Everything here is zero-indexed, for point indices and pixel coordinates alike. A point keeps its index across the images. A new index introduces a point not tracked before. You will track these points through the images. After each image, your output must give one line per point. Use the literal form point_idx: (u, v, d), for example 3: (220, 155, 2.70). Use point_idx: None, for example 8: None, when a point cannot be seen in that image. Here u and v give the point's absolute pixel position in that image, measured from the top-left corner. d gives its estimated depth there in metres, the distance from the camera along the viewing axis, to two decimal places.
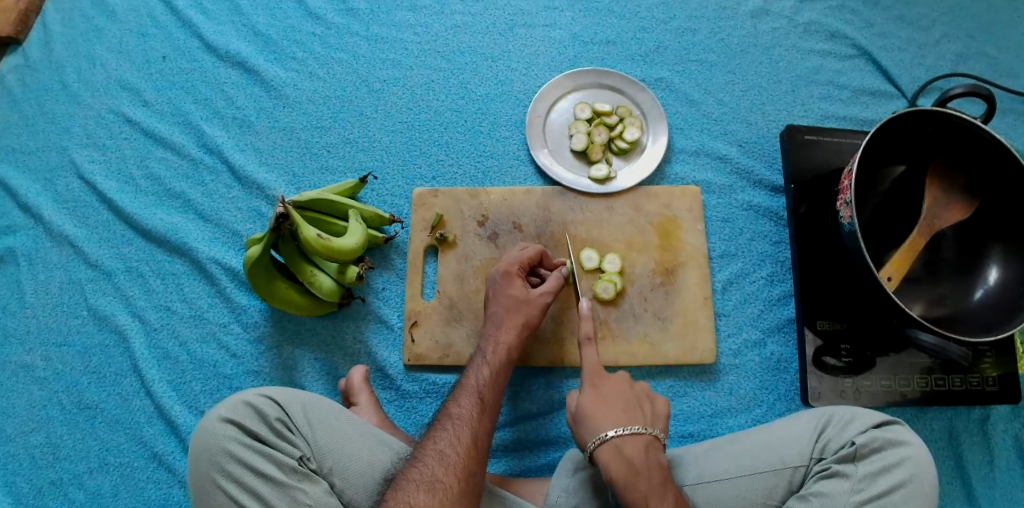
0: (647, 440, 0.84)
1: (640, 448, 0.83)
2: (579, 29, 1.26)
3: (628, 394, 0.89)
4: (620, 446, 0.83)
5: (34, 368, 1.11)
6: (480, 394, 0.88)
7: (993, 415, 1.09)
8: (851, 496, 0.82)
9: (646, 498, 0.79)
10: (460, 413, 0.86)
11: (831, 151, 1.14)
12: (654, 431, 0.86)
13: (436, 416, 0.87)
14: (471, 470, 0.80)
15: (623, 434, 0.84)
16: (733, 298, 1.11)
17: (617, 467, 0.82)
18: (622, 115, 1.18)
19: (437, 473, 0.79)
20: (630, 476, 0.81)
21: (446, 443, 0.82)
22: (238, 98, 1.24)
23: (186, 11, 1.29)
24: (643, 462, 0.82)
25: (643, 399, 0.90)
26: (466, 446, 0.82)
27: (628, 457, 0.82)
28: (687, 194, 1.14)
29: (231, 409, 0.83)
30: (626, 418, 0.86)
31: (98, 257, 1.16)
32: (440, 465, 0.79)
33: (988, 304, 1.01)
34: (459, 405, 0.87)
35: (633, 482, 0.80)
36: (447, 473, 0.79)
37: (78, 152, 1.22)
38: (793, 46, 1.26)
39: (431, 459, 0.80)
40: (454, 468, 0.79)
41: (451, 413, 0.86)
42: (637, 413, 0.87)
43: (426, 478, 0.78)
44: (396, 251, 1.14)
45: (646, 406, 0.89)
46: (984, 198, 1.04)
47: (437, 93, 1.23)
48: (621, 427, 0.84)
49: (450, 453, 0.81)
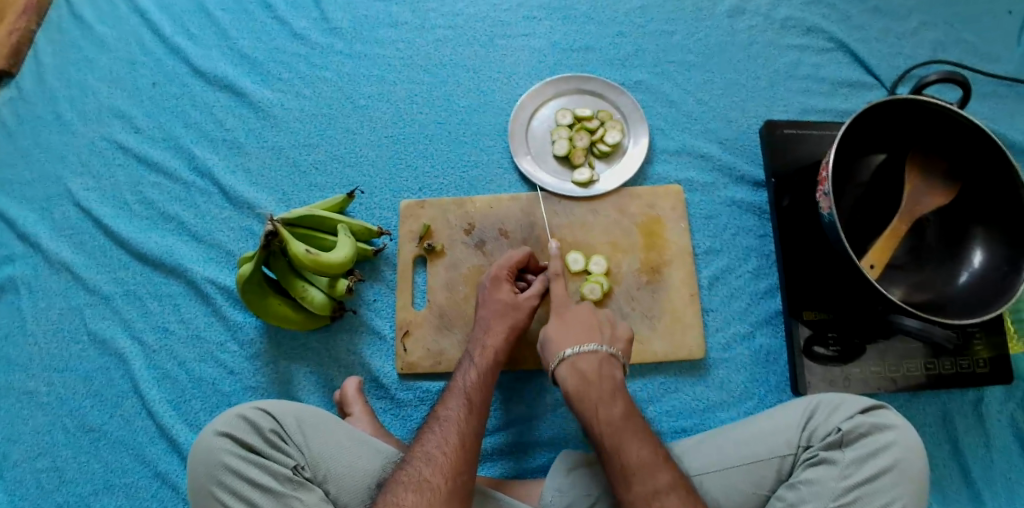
0: (603, 356, 0.91)
1: (594, 362, 0.90)
2: (558, 37, 1.29)
3: (588, 317, 0.97)
4: (576, 362, 0.91)
5: (38, 394, 1.14)
6: (469, 396, 0.90)
7: (987, 397, 1.09)
8: (840, 481, 0.83)
9: (595, 406, 0.86)
10: (447, 415, 0.88)
11: (811, 144, 1.15)
12: (610, 350, 0.92)
13: (426, 419, 0.89)
14: (460, 469, 0.82)
15: (579, 352, 0.91)
16: (720, 294, 1.13)
17: (573, 380, 0.90)
18: (603, 118, 1.19)
19: (424, 473, 0.81)
20: (582, 387, 0.88)
21: (434, 444, 0.84)
22: (227, 120, 1.27)
23: (173, 38, 1.32)
24: (595, 375, 0.89)
25: (605, 324, 0.97)
26: (454, 447, 0.83)
27: (582, 370, 0.90)
28: (669, 194, 1.15)
29: (226, 423, 0.84)
30: (583, 338, 0.93)
31: (96, 282, 1.18)
32: (428, 465, 0.81)
33: (973, 287, 1.02)
34: (447, 407, 0.89)
35: (585, 393, 0.88)
36: (434, 473, 0.81)
37: (74, 180, 1.25)
38: (770, 43, 1.28)
39: (418, 460, 0.82)
40: (441, 468, 0.81)
41: (439, 416, 0.88)
42: (595, 335, 0.94)
43: (414, 479, 0.80)
44: (387, 262, 1.16)
45: (608, 329, 0.96)
46: (964, 182, 1.05)
47: (421, 106, 1.25)
48: (578, 346, 0.92)
49: (438, 454, 0.83)
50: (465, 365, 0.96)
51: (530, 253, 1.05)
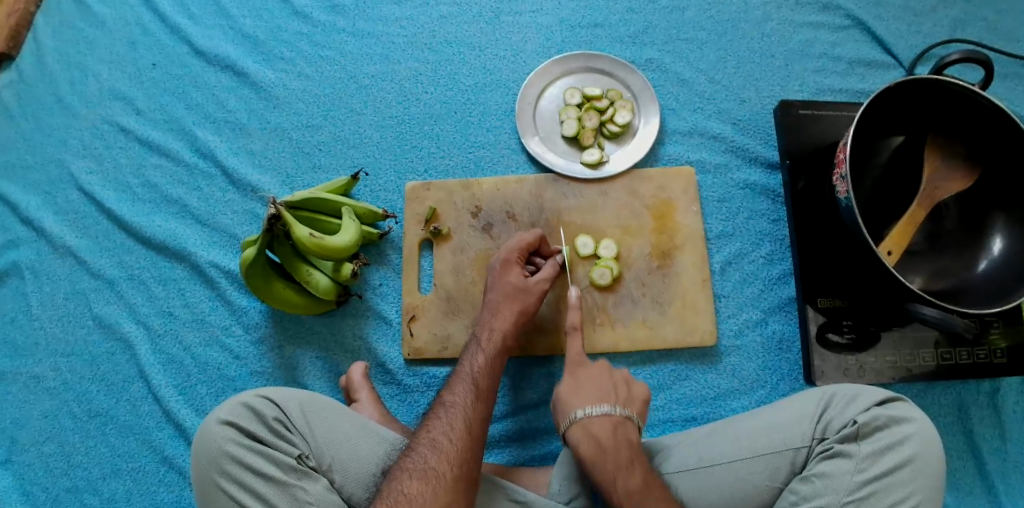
0: (616, 420, 0.86)
1: (609, 428, 0.85)
2: (567, 14, 1.25)
3: (605, 380, 0.91)
4: (589, 425, 0.85)
5: (44, 378, 1.13)
6: (475, 381, 0.89)
7: (1002, 387, 1.08)
8: (855, 476, 0.82)
9: (613, 476, 0.81)
10: (453, 400, 0.86)
11: (828, 125, 1.12)
12: (623, 412, 0.87)
13: (431, 405, 0.88)
14: (466, 455, 0.81)
15: (592, 414, 0.86)
16: (732, 279, 1.10)
17: (586, 445, 0.85)
18: (613, 98, 1.16)
19: (429, 460, 0.80)
20: (598, 454, 0.83)
21: (440, 431, 0.83)
22: (229, 101, 1.24)
23: (173, 17, 1.29)
24: (610, 441, 0.84)
25: (621, 384, 0.91)
26: (460, 434, 0.82)
27: (596, 436, 0.85)
28: (681, 175, 1.12)
29: (230, 411, 0.83)
30: (596, 399, 0.88)
31: (100, 266, 1.17)
32: (433, 453, 0.80)
33: (992, 274, 1.00)
34: (451, 392, 0.88)
35: (600, 461, 0.83)
36: (440, 460, 0.79)
37: (76, 163, 1.23)
38: (786, 20, 1.24)
39: (423, 447, 0.81)
40: (445, 454, 0.80)
41: (445, 402, 0.87)
42: (609, 397, 0.88)
43: (419, 466, 0.79)
44: (392, 246, 1.14)
45: (621, 390, 0.90)
46: (985, 167, 1.02)
47: (426, 86, 1.22)
48: (590, 408, 0.87)
49: (443, 441, 0.82)
50: (471, 350, 0.94)
51: (538, 237, 1.03)
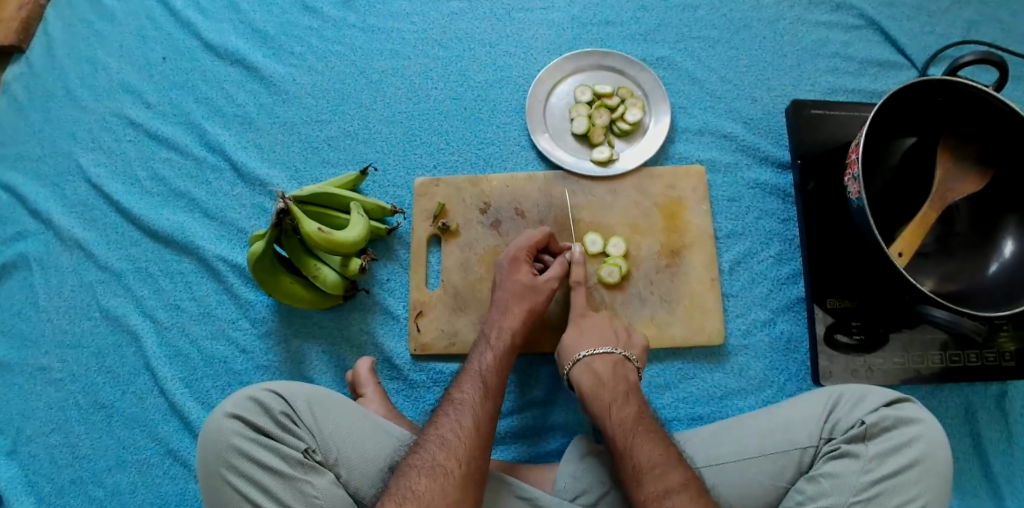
0: (617, 359, 0.93)
1: (608, 364, 0.93)
2: (578, 10, 1.24)
3: (606, 326, 0.98)
4: (591, 362, 0.93)
5: (50, 370, 1.13)
6: (484, 378, 0.88)
7: (1010, 391, 1.09)
8: (861, 476, 0.82)
9: (608, 405, 0.88)
10: (462, 398, 0.86)
11: (840, 125, 1.11)
12: (624, 353, 0.94)
13: (439, 403, 0.88)
14: (475, 453, 0.80)
15: (594, 354, 0.94)
16: (741, 278, 1.10)
17: (587, 379, 0.92)
18: (624, 96, 1.15)
19: (438, 457, 0.79)
20: (597, 388, 0.91)
21: (449, 428, 0.82)
22: (238, 95, 1.24)
23: (183, 10, 1.29)
24: (610, 377, 0.91)
25: (623, 331, 0.98)
26: (468, 430, 0.82)
27: (597, 372, 0.92)
28: (691, 174, 1.12)
29: (237, 405, 0.83)
30: (597, 341, 0.95)
31: (107, 259, 1.17)
32: (442, 449, 0.80)
33: (1003, 277, 0.99)
34: (461, 389, 0.87)
35: (599, 393, 0.90)
36: (449, 457, 0.79)
37: (85, 155, 1.23)
38: (799, 19, 1.23)
39: (432, 443, 0.81)
40: (454, 451, 0.80)
41: (453, 399, 0.86)
42: (609, 338, 0.96)
43: (427, 463, 0.79)
44: (400, 241, 1.13)
45: (621, 335, 0.98)
46: (998, 169, 1.01)
47: (436, 82, 1.22)
48: (593, 348, 0.94)
49: (452, 439, 0.81)
50: (480, 346, 0.94)
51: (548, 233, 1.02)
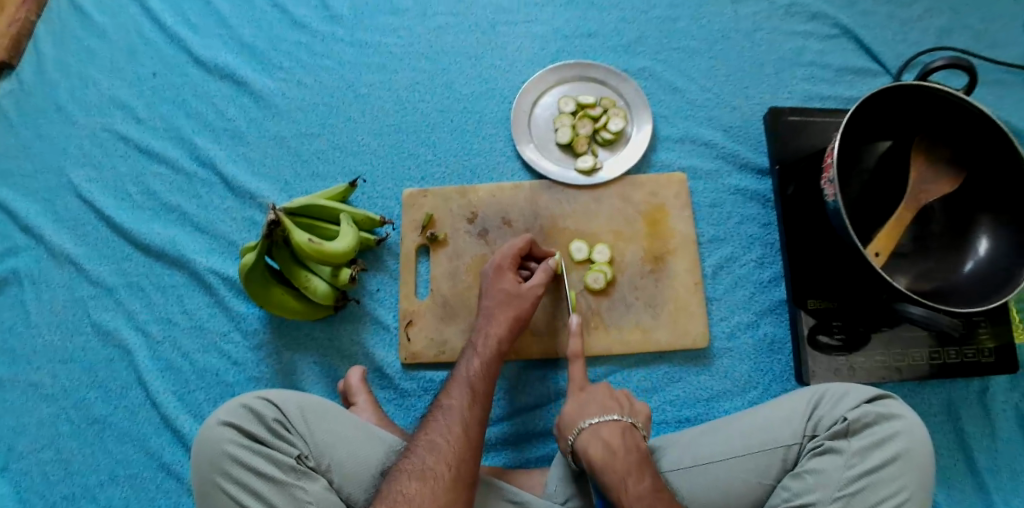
0: (625, 427, 0.88)
1: (617, 433, 0.87)
2: (561, 23, 1.27)
3: (606, 394, 0.94)
4: (599, 431, 0.87)
5: (42, 386, 1.14)
6: (472, 384, 0.90)
7: (991, 387, 1.11)
8: (845, 471, 0.84)
9: (623, 478, 0.82)
10: (451, 404, 0.88)
11: (816, 131, 1.14)
12: (630, 420, 0.90)
13: (428, 410, 0.89)
14: (464, 456, 0.82)
15: (601, 422, 0.89)
16: (724, 282, 1.12)
17: (595, 448, 0.86)
18: (607, 106, 1.18)
19: (427, 462, 0.81)
20: (608, 458, 0.84)
21: (438, 433, 0.84)
22: (228, 110, 1.26)
23: (173, 27, 1.31)
24: (620, 445, 0.86)
25: (621, 398, 0.94)
26: (457, 435, 0.84)
27: (606, 441, 0.86)
28: (673, 181, 1.14)
29: (231, 413, 0.84)
30: (602, 410, 0.91)
31: (99, 273, 1.18)
32: (431, 453, 0.82)
33: (978, 275, 1.02)
34: (450, 396, 0.89)
35: (611, 465, 0.84)
36: (438, 461, 0.81)
37: (76, 172, 1.25)
38: (776, 29, 1.26)
39: (422, 449, 0.83)
40: (444, 455, 0.81)
41: (443, 405, 0.88)
42: (613, 406, 0.92)
43: (417, 468, 0.80)
44: (389, 252, 1.15)
45: (622, 402, 0.93)
46: (970, 170, 1.04)
47: (423, 95, 1.24)
48: (599, 417, 0.89)
49: (441, 444, 0.83)
50: (468, 353, 0.96)
51: (529, 240, 1.05)
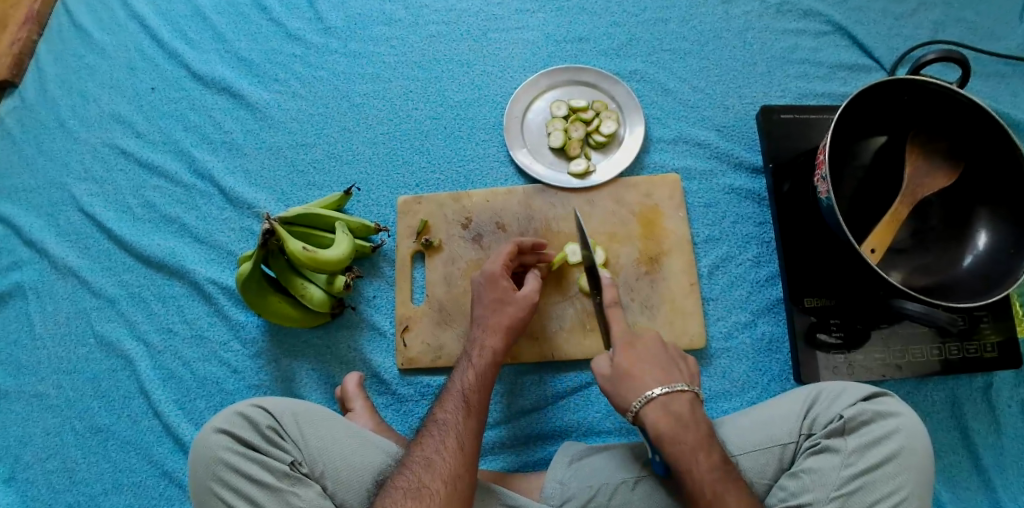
0: (693, 398, 0.86)
1: (688, 405, 0.85)
2: (552, 29, 1.28)
3: (663, 355, 0.90)
4: (669, 403, 0.85)
5: (46, 397, 1.16)
6: (467, 397, 0.90)
7: (995, 382, 1.10)
8: (842, 470, 0.83)
9: (694, 454, 0.81)
10: (446, 418, 0.88)
11: (808, 129, 1.13)
12: (695, 389, 0.88)
13: (422, 424, 0.89)
14: (460, 472, 0.82)
15: (671, 392, 0.85)
16: (720, 282, 1.12)
17: (666, 421, 0.84)
18: (598, 109, 1.18)
19: (423, 480, 0.81)
20: (680, 432, 0.83)
21: (433, 450, 0.84)
22: (225, 122, 1.28)
23: (171, 42, 1.33)
24: (691, 418, 0.84)
25: (678, 358, 0.92)
26: (452, 451, 0.84)
27: (676, 414, 0.84)
28: (667, 182, 1.14)
29: (226, 420, 0.85)
30: (666, 378, 0.87)
31: (101, 285, 1.20)
32: (427, 471, 0.82)
33: (977, 269, 1.01)
34: (444, 409, 0.89)
35: (682, 439, 0.82)
36: (434, 479, 0.81)
37: (78, 186, 1.27)
38: (767, 28, 1.26)
39: (417, 466, 0.83)
40: (440, 473, 0.81)
41: (438, 419, 0.88)
42: (676, 373, 0.89)
43: (413, 485, 0.80)
44: (385, 258, 1.16)
45: (681, 366, 0.90)
46: (967, 163, 1.03)
47: (417, 103, 1.26)
48: (667, 386, 0.86)
49: (437, 461, 0.83)
50: (461, 364, 0.96)
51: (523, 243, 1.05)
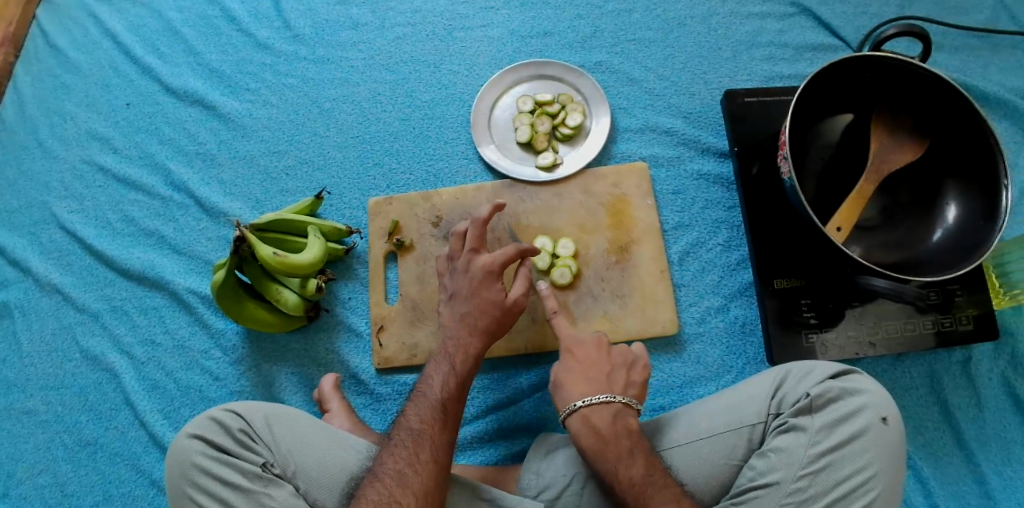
0: (616, 409, 0.89)
1: (608, 417, 0.88)
2: (517, 25, 1.28)
3: (597, 365, 0.94)
4: (588, 414, 0.88)
5: (37, 413, 1.18)
6: (442, 405, 0.89)
7: (974, 355, 1.09)
8: (809, 449, 0.83)
9: (615, 466, 0.83)
10: (421, 428, 0.87)
11: (774, 110, 1.14)
12: (623, 400, 0.90)
13: (394, 429, 0.89)
14: (432, 486, 0.82)
15: (591, 403, 0.89)
16: (691, 268, 1.12)
17: (585, 433, 0.87)
18: (564, 102, 1.19)
19: (394, 494, 0.81)
20: (600, 446, 0.85)
21: (404, 462, 0.84)
22: (199, 134, 1.29)
23: (144, 58, 1.35)
24: (610, 431, 0.86)
25: (619, 368, 0.94)
26: (425, 464, 0.84)
27: (595, 426, 0.87)
28: (634, 171, 1.15)
29: (198, 425, 0.87)
30: (591, 389, 0.91)
31: (84, 300, 1.22)
32: (399, 486, 0.81)
33: (946, 243, 1.01)
34: (417, 417, 0.89)
35: (602, 452, 0.84)
36: (405, 493, 0.81)
37: (58, 204, 1.29)
38: (731, 13, 1.26)
39: (389, 479, 0.82)
40: (411, 487, 0.81)
41: (412, 427, 0.87)
42: (605, 384, 0.92)
43: (384, 498, 0.80)
44: (359, 260, 1.17)
45: (620, 375, 0.93)
46: (932, 137, 1.03)
47: (385, 106, 1.27)
48: (587, 397, 0.90)
49: (410, 474, 0.82)
50: (440, 365, 0.94)
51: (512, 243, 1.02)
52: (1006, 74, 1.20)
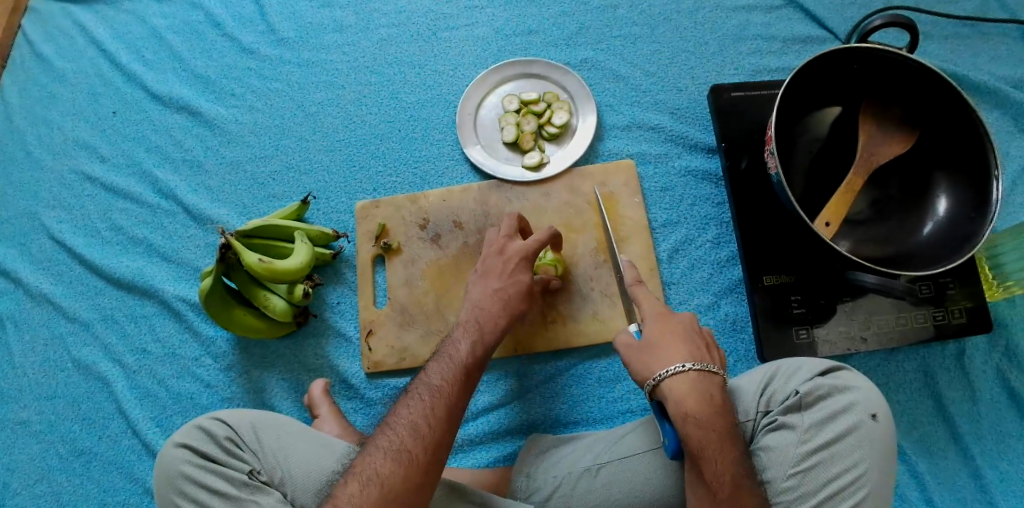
0: (721, 383, 0.80)
1: (716, 389, 0.79)
2: (502, 23, 1.27)
3: (695, 334, 0.84)
4: (700, 382, 0.79)
5: (30, 424, 1.18)
6: (466, 369, 0.86)
7: (968, 348, 1.08)
8: (799, 447, 0.83)
9: (718, 446, 0.75)
10: (441, 385, 0.84)
11: (760, 105, 1.13)
12: (724, 375, 0.81)
13: (413, 383, 0.87)
14: (444, 439, 0.80)
15: (700, 371, 0.79)
16: (680, 266, 1.11)
17: (694, 401, 0.77)
18: (550, 101, 1.18)
19: (405, 442, 0.79)
20: (708, 420, 0.76)
21: (420, 413, 0.81)
22: (186, 140, 1.29)
23: (130, 65, 1.35)
24: (720, 405, 0.78)
25: (712, 344, 0.85)
26: (440, 417, 0.81)
27: (709, 400, 0.78)
28: (621, 169, 1.14)
29: (185, 435, 0.87)
30: (698, 357, 0.81)
31: (74, 309, 1.22)
32: (411, 434, 0.80)
33: (937, 236, 1.00)
34: (439, 375, 0.86)
35: (708, 424, 0.76)
36: (416, 444, 0.79)
37: (48, 214, 1.29)
38: (716, 7, 1.25)
39: (403, 428, 0.80)
40: (423, 438, 0.79)
41: (431, 384, 0.85)
42: (707, 356, 0.82)
43: (394, 446, 0.79)
44: (347, 264, 1.17)
45: (715, 351, 0.84)
46: (921, 129, 1.02)
47: (371, 108, 1.26)
48: (698, 364, 0.79)
49: (423, 425, 0.80)
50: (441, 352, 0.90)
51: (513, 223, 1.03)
52: (997, 63, 1.19)
